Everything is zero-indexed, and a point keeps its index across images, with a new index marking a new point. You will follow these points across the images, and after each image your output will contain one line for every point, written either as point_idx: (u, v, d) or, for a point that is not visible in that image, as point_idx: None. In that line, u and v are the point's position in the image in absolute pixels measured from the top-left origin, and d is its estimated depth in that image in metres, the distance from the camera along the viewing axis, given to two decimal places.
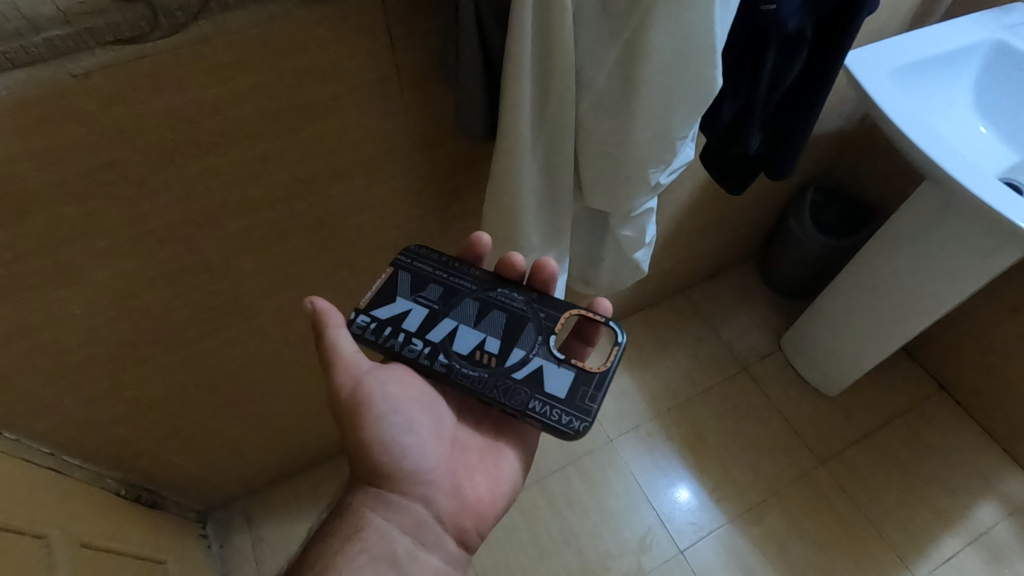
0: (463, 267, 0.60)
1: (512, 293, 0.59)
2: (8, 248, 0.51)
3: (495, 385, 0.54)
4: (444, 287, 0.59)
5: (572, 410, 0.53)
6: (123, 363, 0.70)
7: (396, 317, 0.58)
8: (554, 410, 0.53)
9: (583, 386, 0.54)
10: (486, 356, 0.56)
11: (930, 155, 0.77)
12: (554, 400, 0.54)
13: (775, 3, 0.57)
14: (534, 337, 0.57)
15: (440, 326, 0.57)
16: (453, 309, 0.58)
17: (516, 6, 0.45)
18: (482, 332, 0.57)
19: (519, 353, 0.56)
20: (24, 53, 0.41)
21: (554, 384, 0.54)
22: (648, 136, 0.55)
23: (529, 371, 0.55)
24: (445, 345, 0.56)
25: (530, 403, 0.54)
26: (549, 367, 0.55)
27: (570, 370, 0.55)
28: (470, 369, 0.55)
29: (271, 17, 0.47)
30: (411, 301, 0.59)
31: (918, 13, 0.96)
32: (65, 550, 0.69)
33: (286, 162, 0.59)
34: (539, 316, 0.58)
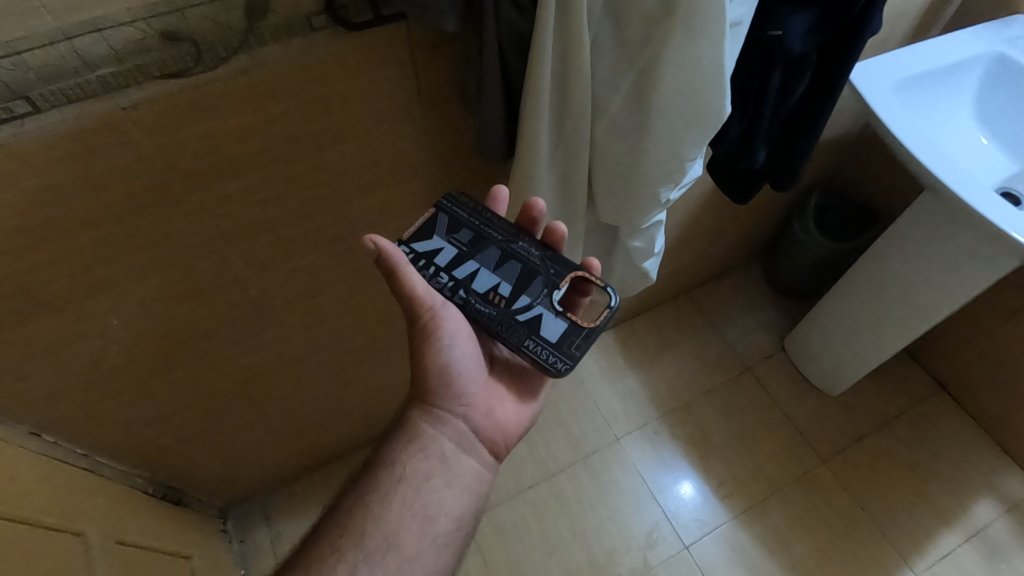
0: (494, 219, 0.59)
1: (529, 247, 0.58)
2: (54, 266, 0.55)
3: (500, 325, 0.55)
4: (475, 227, 0.58)
5: (560, 356, 0.55)
6: (155, 369, 0.73)
7: (429, 252, 0.57)
8: (544, 351, 0.55)
9: (574, 334, 0.55)
10: (497, 298, 0.56)
11: (931, 169, 0.79)
12: (548, 343, 0.55)
13: (780, 29, 0.60)
14: (542, 287, 0.57)
15: (461, 268, 0.57)
16: (479, 250, 0.57)
17: (536, 41, 0.48)
18: (498, 277, 0.57)
19: (525, 300, 0.56)
20: (78, 89, 0.44)
21: (550, 328, 0.55)
22: (659, 155, 0.58)
23: (530, 316, 0.56)
24: (466, 283, 0.56)
25: (525, 341, 0.55)
26: (547, 317, 0.56)
27: (566, 320, 0.56)
28: (484, 306, 0.56)
29: (304, 49, 0.50)
30: (444, 240, 0.58)
31: (919, 25, 0.98)
32: (101, 547, 0.73)
33: (314, 180, 0.62)
34: (548, 271, 0.58)
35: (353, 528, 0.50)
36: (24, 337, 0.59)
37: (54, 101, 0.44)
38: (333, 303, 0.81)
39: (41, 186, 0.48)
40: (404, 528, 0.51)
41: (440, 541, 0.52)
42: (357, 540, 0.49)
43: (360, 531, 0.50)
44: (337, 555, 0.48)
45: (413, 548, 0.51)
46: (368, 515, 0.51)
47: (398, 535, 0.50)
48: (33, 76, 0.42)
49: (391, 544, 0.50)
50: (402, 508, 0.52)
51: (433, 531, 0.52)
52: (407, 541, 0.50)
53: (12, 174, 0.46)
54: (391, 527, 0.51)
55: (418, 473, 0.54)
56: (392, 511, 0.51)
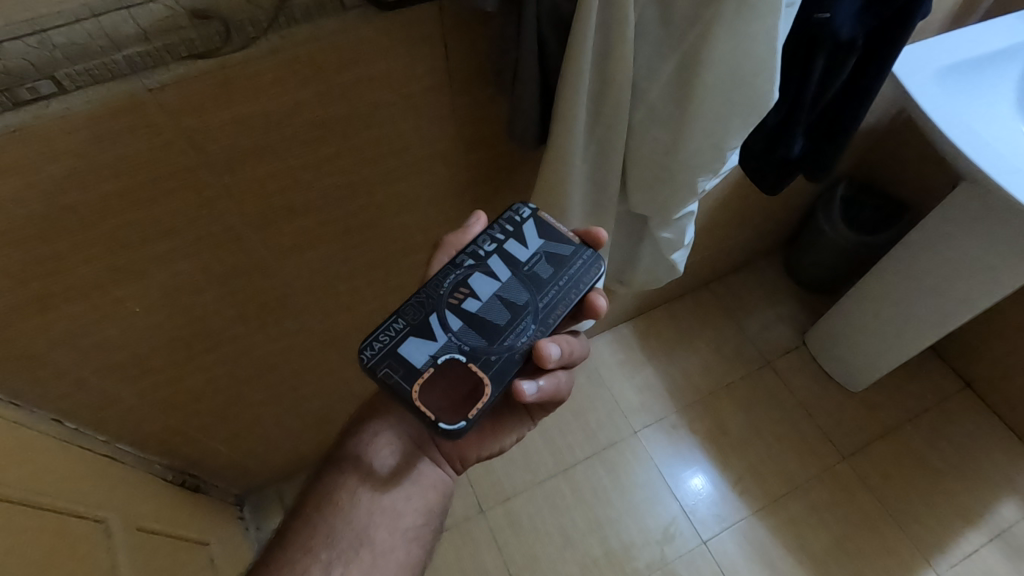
0: (568, 300, 0.49)
1: (525, 336, 0.47)
2: (78, 251, 0.53)
3: (425, 293, 0.48)
4: (553, 270, 0.50)
5: (379, 354, 0.46)
6: (176, 356, 0.72)
7: (519, 237, 0.51)
8: (386, 334, 0.47)
9: (402, 372, 0.45)
10: (459, 293, 0.48)
11: (973, 158, 0.76)
12: (397, 340, 0.47)
13: (828, 12, 0.57)
14: (468, 340, 0.47)
15: (495, 257, 0.50)
16: (522, 279, 0.49)
17: (579, 20, 0.46)
18: (486, 295, 0.48)
19: (452, 326, 0.47)
20: (105, 69, 0.43)
21: (415, 351, 0.46)
22: (700, 143, 0.57)
23: (432, 320, 0.47)
24: (480, 267, 0.49)
25: (404, 317, 0.48)
26: (426, 341, 0.47)
27: (422, 364, 0.46)
28: (448, 280, 0.49)
29: (335, 28, 0.48)
30: (533, 251, 0.51)
31: (959, 12, 0.95)
32: (122, 534, 0.73)
33: (340, 166, 0.60)
34: (491, 351, 0.47)
35: (323, 524, 0.51)
36: (47, 322, 0.58)
37: (80, 82, 0.43)
38: (353, 292, 0.80)
39: (67, 169, 0.47)
40: (373, 523, 0.52)
41: (411, 534, 0.53)
42: (326, 536, 0.51)
43: (330, 526, 0.51)
44: (309, 554, 0.50)
45: (385, 543, 0.52)
46: (336, 511, 0.52)
47: (368, 531, 0.51)
48: (59, 55, 0.40)
49: (362, 541, 0.51)
50: (370, 503, 0.53)
51: (402, 525, 0.53)
52: (379, 537, 0.52)
53: (38, 155, 0.45)
54: (360, 522, 0.52)
55: (384, 468, 0.55)
56: (360, 506, 0.52)
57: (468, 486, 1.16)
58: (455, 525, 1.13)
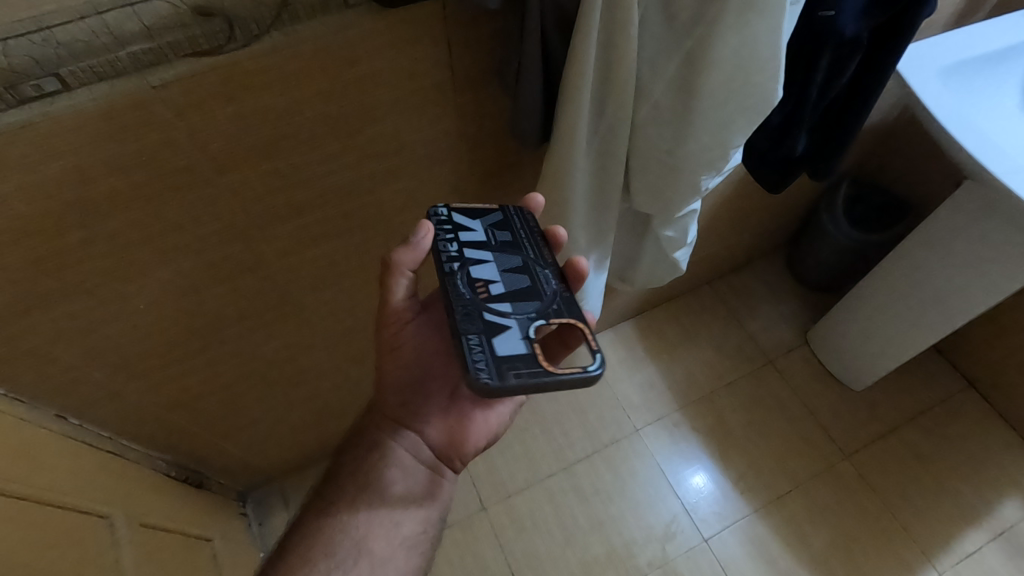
0: (542, 244, 0.55)
1: (551, 278, 0.53)
2: (82, 248, 0.54)
3: (460, 309, 0.48)
4: (513, 232, 0.55)
5: (490, 369, 0.45)
6: (180, 352, 0.73)
7: (460, 225, 0.54)
8: (477, 351, 0.46)
9: (524, 363, 0.46)
10: (480, 287, 0.50)
11: (976, 157, 0.76)
12: (489, 350, 0.46)
13: (833, 10, 0.57)
14: (530, 310, 0.49)
15: (468, 249, 0.52)
16: (500, 250, 0.53)
17: (583, 18, 0.46)
18: (500, 277, 0.51)
19: (506, 309, 0.49)
20: (108, 67, 0.43)
21: (509, 343, 0.47)
22: (703, 142, 0.57)
23: (494, 321, 0.48)
24: (466, 262, 0.51)
25: (469, 334, 0.47)
26: (509, 331, 0.47)
27: (528, 348, 0.47)
28: (462, 287, 0.50)
29: (338, 26, 0.48)
30: (482, 228, 0.55)
31: (965, 9, 0.94)
32: (126, 529, 0.73)
33: (343, 164, 0.60)
34: (550, 304, 0.50)
35: (323, 536, 0.54)
36: (51, 319, 0.58)
37: (83, 79, 0.43)
38: (356, 289, 0.80)
39: (71, 166, 0.47)
40: (371, 534, 0.55)
41: (409, 542, 0.57)
42: (326, 547, 0.54)
43: (329, 537, 0.54)
44: (308, 563, 0.53)
45: (383, 552, 0.55)
46: (336, 523, 0.55)
47: (366, 542, 0.54)
48: (62, 53, 0.40)
49: (361, 551, 0.54)
50: (368, 515, 0.56)
51: (399, 536, 0.56)
52: (377, 548, 0.54)
53: (42, 153, 0.45)
54: (359, 534, 0.55)
55: (381, 482, 0.58)
56: (358, 518, 0.56)
57: (470, 483, 1.16)
58: (457, 522, 1.13)
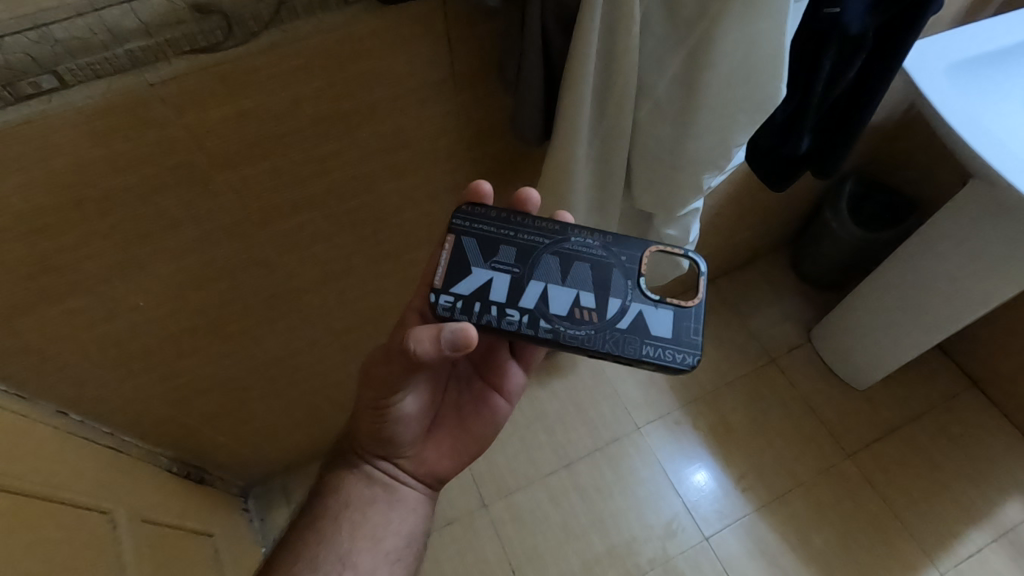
0: (528, 219, 0.52)
1: (587, 239, 0.51)
2: (81, 246, 0.54)
3: (600, 339, 0.49)
4: (507, 244, 0.51)
5: (682, 349, 0.49)
6: (180, 349, 0.73)
7: (481, 290, 0.50)
8: (668, 351, 0.48)
9: (687, 317, 0.49)
10: (580, 310, 0.49)
11: (982, 155, 0.75)
12: (661, 340, 0.49)
13: (839, 6, 0.57)
14: (625, 282, 0.50)
15: (527, 304, 0.50)
16: (530, 271, 0.50)
17: (583, 17, 0.46)
18: (575, 288, 0.50)
19: (617, 303, 0.50)
20: (107, 64, 0.42)
21: (659, 323, 0.49)
22: (705, 141, 0.56)
23: (633, 322, 0.49)
24: (542, 311, 0.49)
25: (644, 349, 0.49)
26: (647, 311, 0.49)
27: (670, 305, 0.49)
28: (577, 329, 0.49)
29: (338, 23, 0.48)
30: (490, 270, 0.51)
31: (973, 6, 0.93)
32: (128, 525, 0.74)
33: (343, 162, 0.60)
34: (621, 260, 0.51)
35: (308, 553, 0.56)
36: (52, 315, 0.58)
37: (81, 76, 0.42)
38: (356, 286, 0.80)
39: (69, 164, 0.47)
40: (355, 549, 0.57)
41: (392, 557, 0.58)
42: (310, 562, 0.55)
43: (314, 553, 0.56)
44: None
45: (367, 565, 0.56)
46: (319, 539, 0.57)
47: (350, 557, 0.56)
48: (61, 50, 0.40)
49: (345, 563, 0.56)
50: (351, 531, 0.58)
51: (383, 549, 0.58)
52: (360, 561, 0.56)
53: (40, 150, 0.45)
54: (343, 549, 0.56)
55: (362, 499, 0.60)
56: (341, 534, 0.57)
57: (471, 480, 1.17)
58: (457, 518, 1.13)
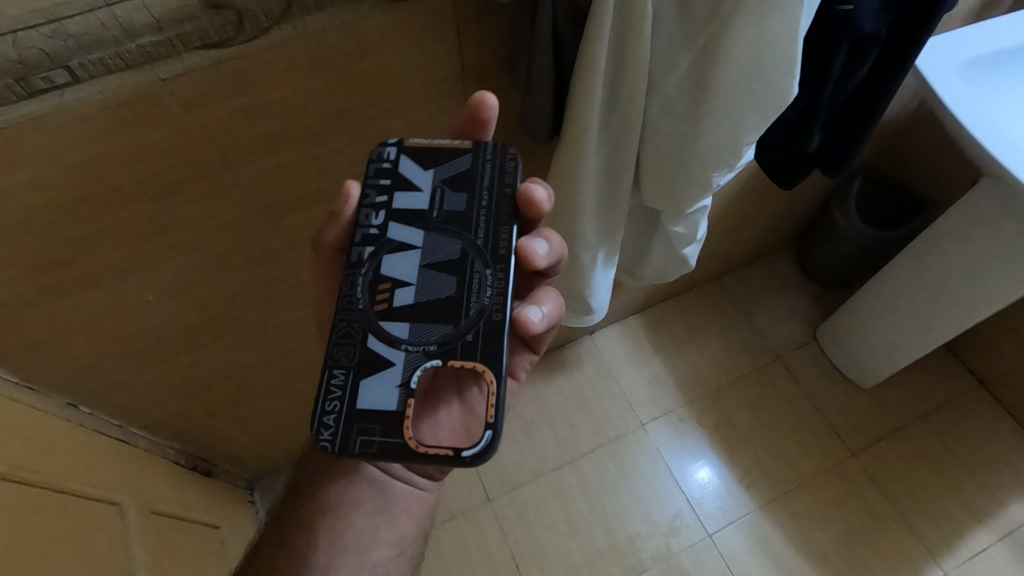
0: (500, 217, 0.48)
1: (486, 284, 0.46)
2: (92, 240, 0.54)
3: (351, 317, 0.46)
4: (473, 193, 0.49)
5: (339, 427, 0.44)
6: (188, 343, 0.73)
7: (400, 183, 0.49)
8: (332, 402, 0.44)
9: (381, 427, 0.43)
10: (381, 293, 0.47)
11: (994, 154, 0.74)
12: (352, 393, 0.44)
13: (852, 4, 0.56)
14: (430, 338, 0.45)
15: (394, 225, 0.48)
16: (438, 232, 0.48)
17: (595, 17, 0.45)
18: (414, 278, 0.47)
19: (398, 335, 0.46)
20: (118, 59, 0.42)
21: (379, 394, 0.44)
22: (715, 141, 0.57)
23: (376, 351, 0.45)
24: (382, 245, 0.48)
25: (338, 373, 0.45)
26: (385, 371, 0.45)
27: (397, 404, 0.44)
28: (358, 289, 0.47)
29: (348, 19, 0.47)
30: (431, 188, 0.49)
31: (985, 3, 0.92)
32: (137, 514, 0.75)
33: (351, 158, 0.60)
34: (464, 330, 0.45)
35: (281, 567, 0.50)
36: (63, 309, 0.59)
37: (93, 71, 0.42)
38: None
39: (81, 159, 0.47)
40: (335, 563, 0.50)
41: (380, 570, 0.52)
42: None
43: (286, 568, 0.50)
44: None
45: None
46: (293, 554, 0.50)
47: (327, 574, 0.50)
48: (73, 45, 0.40)
49: None
50: (330, 545, 0.51)
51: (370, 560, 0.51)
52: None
53: (52, 145, 0.45)
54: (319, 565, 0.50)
55: (345, 503, 0.52)
56: (319, 547, 0.51)
57: (475, 475, 1.17)
58: (462, 513, 1.14)
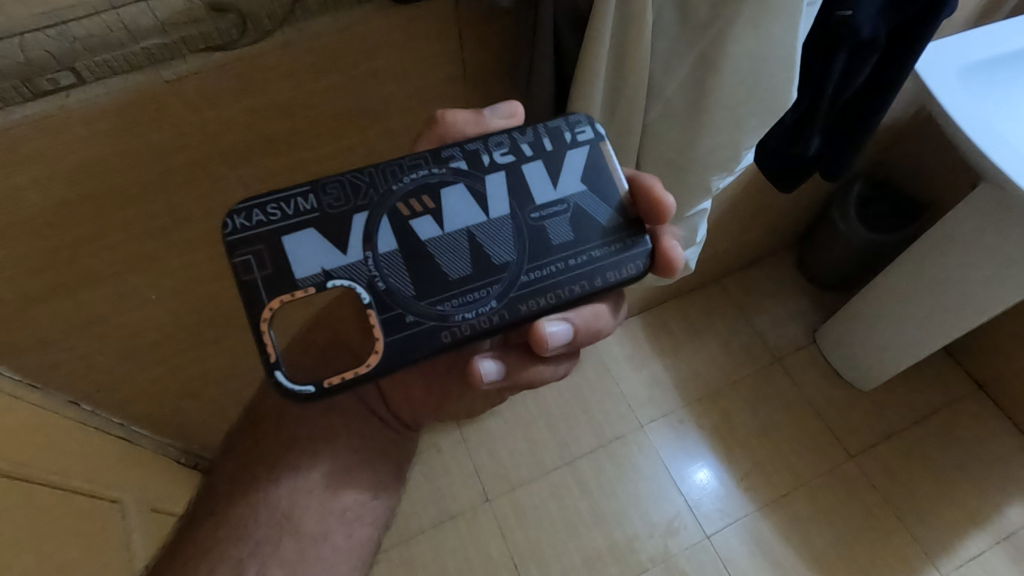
0: (569, 275, 0.41)
1: (483, 305, 0.39)
2: (96, 241, 0.55)
3: (380, 186, 0.39)
4: (578, 242, 0.41)
5: (253, 236, 0.37)
6: (190, 341, 0.74)
7: (552, 166, 0.41)
8: (275, 210, 0.38)
9: (269, 274, 0.37)
10: (413, 203, 0.39)
11: (993, 159, 0.74)
12: (293, 224, 0.38)
13: (851, 10, 0.56)
14: (391, 280, 0.38)
15: (499, 175, 0.40)
16: (517, 230, 0.40)
17: (595, 22, 0.45)
18: (453, 225, 0.39)
19: (378, 245, 0.39)
20: (123, 61, 0.42)
21: (306, 257, 0.38)
22: (714, 143, 0.58)
23: (354, 228, 0.38)
24: (472, 175, 0.40)
25: (316, 205, 0.38)
26: (331, 249, 0.38)
27: (303, 278, 0.38)
28: (409, 179, 0.39)
29: (349, 22, 0.47)
30: (562, 197, 0.41)
31: (985, 8, 0.92)
32: (136, 511, 0.78)
33: (351, 158, 0.61)
34: (419, 305, 0.38)
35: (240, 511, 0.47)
36: (66, 309, 0.59)
37: (98, 73, 0.42)
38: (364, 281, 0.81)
39: (85, 160, 0.47)
40: (300, 504, 0.48)
41: (349, 515, 0.49)
42: (244, 524, 0.46)
43: (246, 515, 0.47)
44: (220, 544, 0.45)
45: (315, 529, 0.47)
46: (255, 496, 0.47)
47: (293, 514, 0.47)
48: (79, 47, 0.40)
49: (287, 522, 0.47)
50: (295, 486, 0.48)
51: (337, 505, 0.49)
52: (306, 519, 0.47)
53: (56, 147, 0.45)
54: (282, 505, 0.47)
55: (318, 442, 0.51)
56: (283, 488, 0.48)
57: (474, 474, 1.18)
58: (461, 512, 1.14)
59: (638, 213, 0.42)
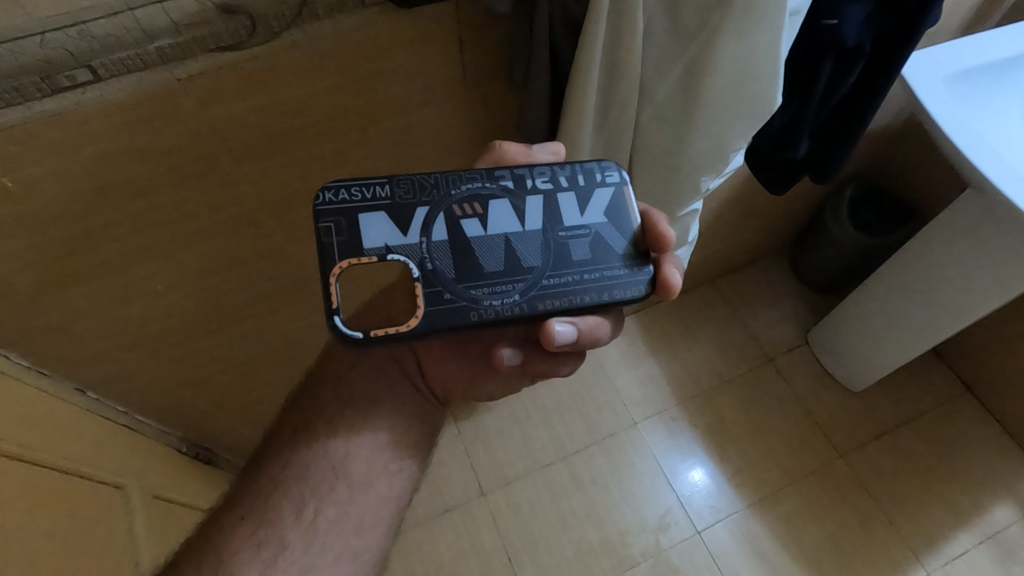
0: (586, 287, 0.42)
1: (508, 300, 0.41)
2: (106, 231, 0.56)
3: (441, 187, 0.41)
4: (595, 261, 0.43)
5: (336, 209, 0.39)
6: (193, 332, 0.75)
7: (582, 198, 0.43)
8: (354, 191, 0.40)
9: (346, 239, 0.39)
10: (467, 207, 0.41)
11: (976, 164, 0.77)
12: (367, 205, 0.40)
13: (836, 18, 0.59)
14: (437, 266, 0.40)
15: (538, 199, 0.43)
16: (546, 243, 0.42)
17: (589, 31, 0.48)
18: (495, 231, 0.41)
19: (432, 236, 0.40)
20: (138, 60, 0.44)
21: (373, 233, 0.40)
22: (704, 146, 0.60)
23: (414, 219, 0.40)
24: (516, 196, 0.42)
25: (388, 195, 0.40)
26: (394, 229, 0.40)
27: (369, 248, 0.40)
28: (466, 187, 0.42)
29: (353, 25, 0.49)
30: (587, 225, 0.43)
31: (973, 17, 0.95)
32: (139, 498, 0.79)
33: (354, 155, 0.63)
34: (455, 289, 0.40)
35: (297, 458, 0.48)
36: (75, 297, 0.61)
37: (114, 71, 0.44)
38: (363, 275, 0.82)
39: (99, 153, 0.49)
40: (348, 456, 0.49)
41: (392, 468, 0.50)
42: (297, 472, 0.48)
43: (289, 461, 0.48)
44: (280, 487, 0.47)
45: (362, 476, 0.48)
46: (310, 443, 0.49)
47: (344, 465, 0.48)
48: (97, 46, 0.42)
49: (340, 472, 0.48)
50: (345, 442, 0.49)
51: (384, 459, 0.50)
52: (356, 467, 0.48)
53: (71, 141, 0.47)
54: (337, 454, 0.49)
55: (361, 405, 0.52)
56: (335, 442, 0.49)
57: (470, 469, 1.20)
58: (457, 506, 1.16)
59: (647, 247, 0.44)
